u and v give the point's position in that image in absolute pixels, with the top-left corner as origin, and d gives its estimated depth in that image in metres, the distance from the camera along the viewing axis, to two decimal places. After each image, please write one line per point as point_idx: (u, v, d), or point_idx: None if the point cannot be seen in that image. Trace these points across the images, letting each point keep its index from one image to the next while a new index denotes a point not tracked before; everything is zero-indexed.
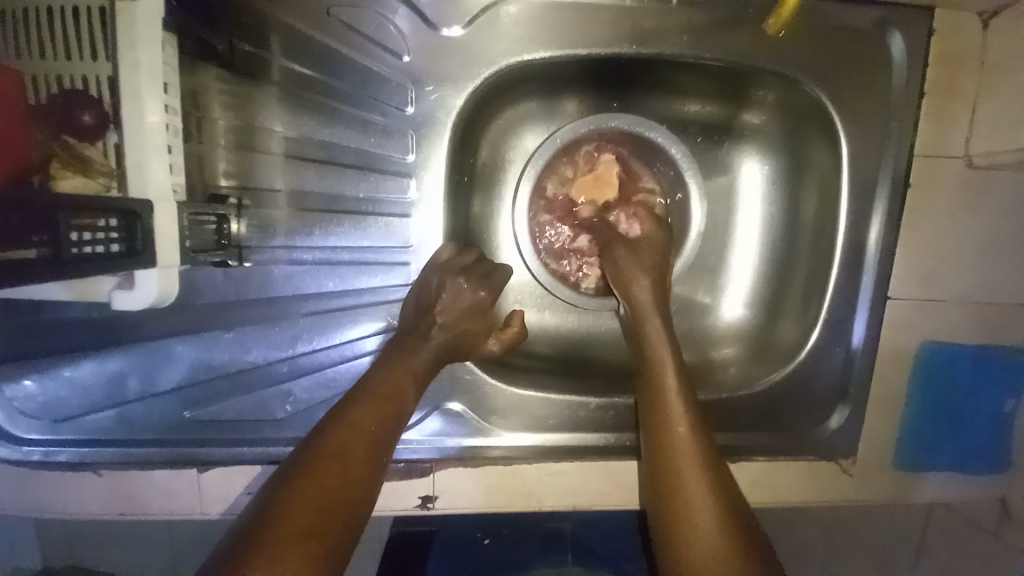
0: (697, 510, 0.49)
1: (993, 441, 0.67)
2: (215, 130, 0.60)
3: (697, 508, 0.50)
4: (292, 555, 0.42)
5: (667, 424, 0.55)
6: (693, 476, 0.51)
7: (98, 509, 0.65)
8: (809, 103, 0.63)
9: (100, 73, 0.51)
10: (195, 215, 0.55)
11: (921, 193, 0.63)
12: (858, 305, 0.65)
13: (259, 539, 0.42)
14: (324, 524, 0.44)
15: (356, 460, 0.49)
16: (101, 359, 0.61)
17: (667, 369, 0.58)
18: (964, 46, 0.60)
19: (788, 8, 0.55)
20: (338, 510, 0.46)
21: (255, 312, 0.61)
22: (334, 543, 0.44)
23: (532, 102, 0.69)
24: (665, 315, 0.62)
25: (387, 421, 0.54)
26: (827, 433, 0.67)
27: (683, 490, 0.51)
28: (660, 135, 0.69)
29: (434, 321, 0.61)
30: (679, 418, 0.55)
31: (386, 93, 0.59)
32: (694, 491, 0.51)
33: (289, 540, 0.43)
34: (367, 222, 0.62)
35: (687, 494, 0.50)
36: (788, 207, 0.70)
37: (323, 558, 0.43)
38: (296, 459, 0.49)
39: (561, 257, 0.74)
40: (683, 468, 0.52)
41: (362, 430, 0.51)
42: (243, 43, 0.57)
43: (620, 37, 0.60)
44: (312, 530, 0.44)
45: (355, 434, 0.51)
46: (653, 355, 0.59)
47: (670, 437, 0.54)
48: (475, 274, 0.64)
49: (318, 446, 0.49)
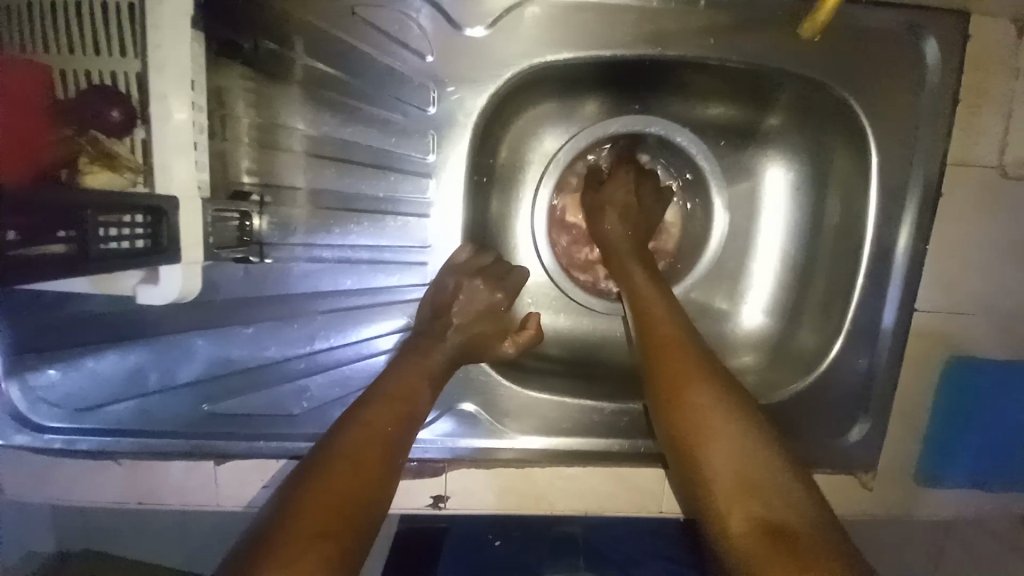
0: (729, 475, 0.47)
1: (1014, 455, 0.65)
2: (238, 128, 0.60)
3: (729, 473, 0.47)
4: (310, 553, 0.42)
5: (694, 409, 0.51)
6: (723, 441, 0.48)
7: (115, 499, 0.68)
8: (836, 108, 0.62)
9: (128, 70, 0.52)
10: (217, 211, 0.55)
11: (948, 202, 0.62)
12: (883, 316, 0.64)
13: (276, 539, 0.43)
14: (339, 527, 0.44)
15: (370, 463, 0.49)
16: (122, 351, 0.62)
17: (683, 358, 0.55)
18: (997, 53, 0.59)
19: (827, 10, 0.53)
20: (352, 513, 0.46)
21: (274, 308, 0.62)
22: (349, 544, 0.44)
23: (552, 103, 0.69)
24: (669, 298, 0.61)
25: (401, 424, 0.54)
26: (847, 445, 0.66)
27: (709, 462, 0.48)
28: (660, 130, 0.69)
29: (450, 322, 0.61)
30: (705, 400, 0.51)
31: (406, 92, 0.59)
32: (729, 470, 0.47)
33: (306, 540, 0.43)
34: (385, 220, 0.62)
35: (721, 476, 0.47)
36: (812, 214, 0.69)
37: (339, 558, 0.43)
38: (311, 462, 0.49)
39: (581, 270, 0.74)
40: (708, 436, 0.49)
41: (377, 433, 0.51)
42: (268, 41, 0.57)
43: (643, 39, 0.59)
44: (328, 532, 0.44)
45: (370, 437, 0.51)
46: (665, 344, 0.56)
47: (694, 424, 0.50)
48: (492, 275, 0.64)
49: (332, 449, 0.50)
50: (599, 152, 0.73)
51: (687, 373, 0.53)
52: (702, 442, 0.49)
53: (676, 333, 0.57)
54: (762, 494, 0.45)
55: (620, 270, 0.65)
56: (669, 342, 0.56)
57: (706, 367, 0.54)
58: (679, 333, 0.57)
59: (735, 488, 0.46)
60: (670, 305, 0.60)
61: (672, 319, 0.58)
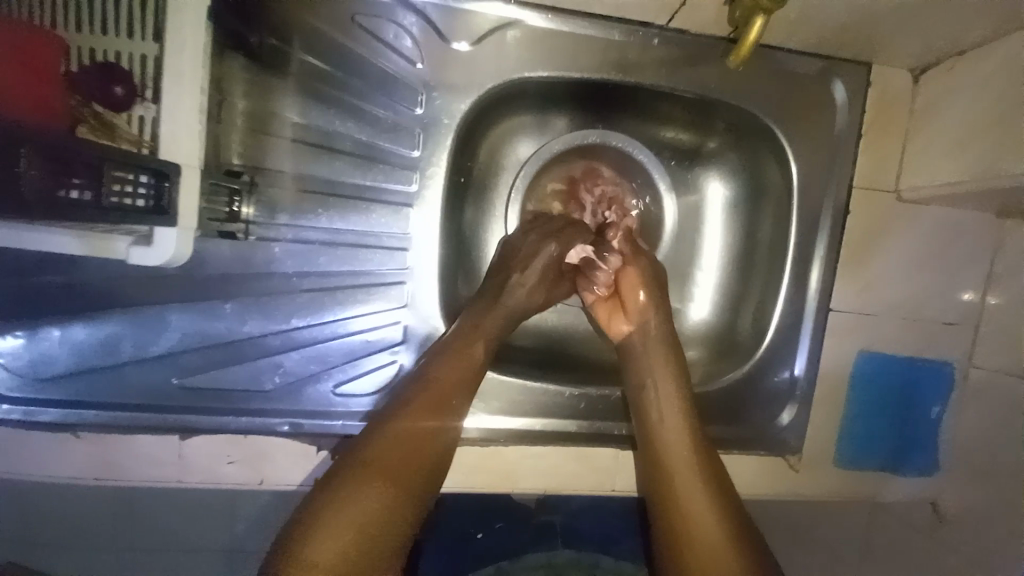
0: (699, 509, 0.60)
1: (921, 443, 0.75)
2: (233, 112, 0.64)
3: (699, 506, 0.60)
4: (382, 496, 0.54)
5: (687, 503, 0.61)
6: (692, 483, 0.62)
7: (72, 473, 0.63)
8: (763, 133, 0.72)
9: (140, 51, 0.56)
10: (213, 185, 0.61)
11: (858, 219, 0.72)
12: (806, 312, 0.74)
13: (352, 487, 0.54)
14: (395, 503, 0.54)
15: (425, 447, 0.59)
16: (96, 321, 0.63)
17: (691, 473, 0.62)
18: (893, 98, 0.71)
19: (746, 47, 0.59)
20: (407, 490, 0.56)
21: (255, 285, 0.64)
22: (406, 519, 0.55)
23: (527, 116, 0.76)
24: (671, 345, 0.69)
25: (458, 389, 0.63)
26: (778, 427, 0.74)
27: (679, 493, 0.61)
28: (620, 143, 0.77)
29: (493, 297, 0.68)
30: (686, 456, 0.63)
31: (396, 95, 0.66)
32: (701, 508, 0.60)
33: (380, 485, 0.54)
34: (370, 208, 0.66)
35: (694, 514, 0.60)
36: (747, 225, 0.78)
37: (393, 531, 0.54)
38: (381, 422, 0.59)
39: (609, 321, 0.73)
40: (680, 474, 0.62)
41: (435, 396, 0.61)
42: (270, 38, 0.63)
43: (607, 65, 0.68)
44: (383, 503, 0.54)
45: (429, 400, 0.61)
46: (669, 457, 0.63)
47: (687, 517, 0.60)
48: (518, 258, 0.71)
49: (391, 432, 0.58)
50: (561, 164, 0.80)
51: (680, 474, 0.62)
52: (691, 544, 0.59)
53: (675, 400, 0.66)
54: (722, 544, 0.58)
55: (644, 345, 0.69)
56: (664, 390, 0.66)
57: (686, 413, 0.65)
58: (675, 381, 0.66)
59: (705, 525, 0.59)
60: (677, 400, 0.66)
61: (676, 421, 0.65)
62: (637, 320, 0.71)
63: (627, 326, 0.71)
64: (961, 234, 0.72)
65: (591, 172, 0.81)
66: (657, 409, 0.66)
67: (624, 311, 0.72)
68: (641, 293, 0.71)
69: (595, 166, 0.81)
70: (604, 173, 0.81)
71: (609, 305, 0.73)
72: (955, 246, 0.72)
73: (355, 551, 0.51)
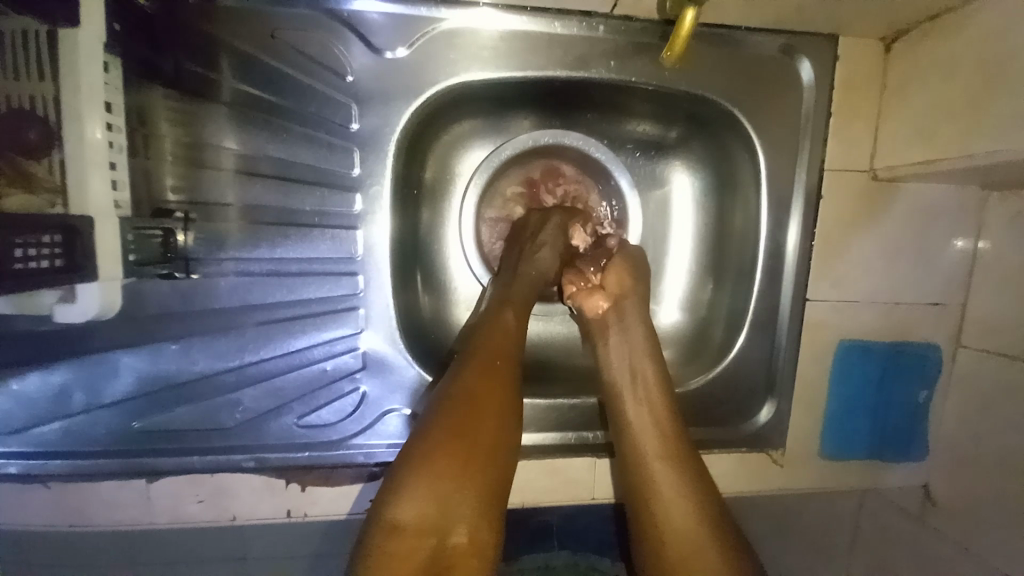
0: (678, 506, 0.56)
1: (907, 430, 0.73)
2: (162, 146, 0.62)
3: (676, 504, 0.56)
4: (458, 472, 0.51)
5: (663, 500, 0.57)
6: (670, 479, 0.57)
7: (43, 521, 0.65)
8: (727, 120, 0.68)
9: (44, 92, 0.51)
10: (138, 228, 0.58)
11: (831, 203, 0.68)
12: (780, 305, 0.70)
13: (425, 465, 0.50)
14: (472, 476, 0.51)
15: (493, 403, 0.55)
16: (46, 371, 0.61)
17: (669, 468, 0.58)
18: (864, 72, 0.66)
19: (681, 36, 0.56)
20: (483, 465, 0.52)
21: (202, 323, 0.63)
22: (490, 478, 0.52)
23: (478, 119, 0.72)
24: (650, 331, 0.65)
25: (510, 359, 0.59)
26: (756, 426, 0.72)
27: (655, 490, 0.57)
28: (575, 141, 0.74)
29: (514, 265, 0.70)
30: (662, 451, 0.59)
31: (329, 110, 0.62)
32: (680, 506, 0.56)
33: (455, 461, 0.51)
34: (313, 233, 0.64)
35: (671, 513, 0.56)
36: (717, 216, 0.75)
37: (478, 490, 0.51)
38: (443, 396, 0.55)
39: (585, 295, 0.67)
40: (656, 470, 0.58)
41: (494, 369, 0.57)
42: (192, 64, 0.59)
43: (553, 60, 0.64)
44: (458, 462, 0.51)
45: (489, 373, 0.57)
46: (655, 480, 0.58)
47: (665, 516, 0.56)
48: (525, 232, 0.73)
49: (456, 402, 0.54)
50: (519, 166, 0.76)
51: (658, 470, 0.58)
52: (670, 541, 0.55)
53: (654, 386, 0.62)
54: (703, 542, 0.54)
55: (624, 333, 0.65)
56: (642, 378, 0.62)
57: (665, 404, 0.61)
58: (653, 368, 0.63)
59: (684, 523, 0.55)
60: (655, 392, 0.61)
61: (654, 415, 0.60)
62: (613, 304, 0.66)
63: (605, 302, 0.66)
64: (942, 212, 0.68)
65: (552, 168, 0.78)
66: (634, 400, 0.62)
67: (602, 287, 0.67)
68: (625, 274, 0.67)
69: (555, 165, 0.77)
70: (565, 172, 0.78)
71: (585, 287, 0.68)
72: (937, 227, 0.69)
73: (439, 509, 0.49)
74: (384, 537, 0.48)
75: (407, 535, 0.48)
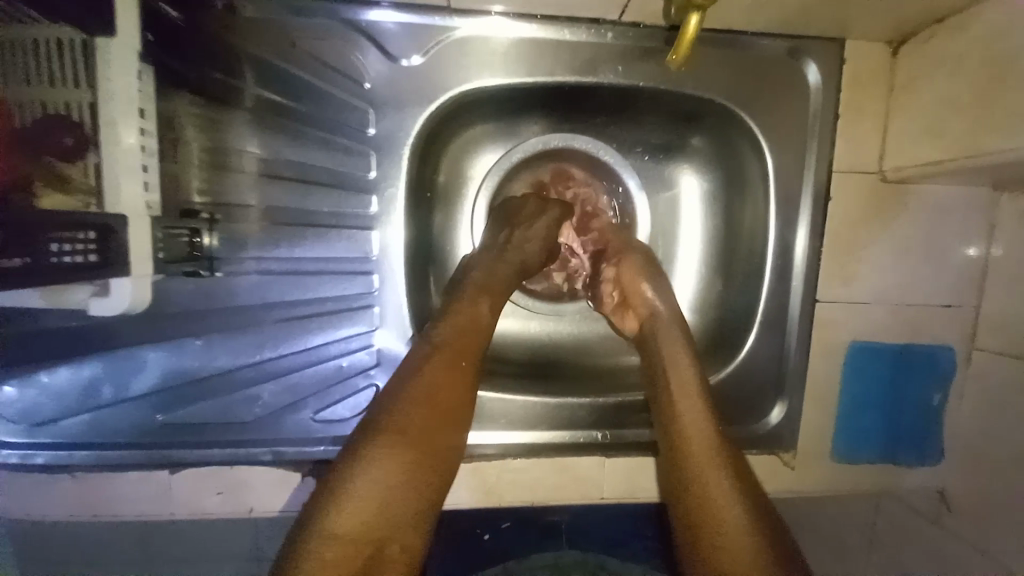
0: (727, 508, 0.50)
1: (922, 432, 0.72)
2: (188, 151, 0.64)
3: (725, 507, 0.50)
4: (407, 476, 0.48)
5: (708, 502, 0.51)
6: (716, 479, 0.52)
7: (68, 511, 0.68)
8: (733, 123, 0.69)
9: (81, 99, 0.55)
10: (167, 228, 0.61)
11: (840, 204, 0.69)
12: (789, 306, 0.71)
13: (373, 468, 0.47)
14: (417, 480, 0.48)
15: (444, 402, 0.54)
16: (75, 365, 0.64)
17: (713, 466, 0.53)
18: (870, 74, 0.67)
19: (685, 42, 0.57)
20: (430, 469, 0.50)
21: (224, 320, 0.65)
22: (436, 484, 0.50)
23: (490, 124, 0.75)
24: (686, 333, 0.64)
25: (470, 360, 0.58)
26: (767, 426, 0.73)
27: (700, 489, 0.52)
28: (584, 144, 0.75)
29: (503, 245, 0.69)
30: (705, 448, 0.54)
31: (346, 115, 0.64)
32: (730, 508, 0.50)
33: (405, 464, 0.48)
34: (330, 233, 0.66)
35: (721, 516, 0.49)
36: (726, 218, 0.76)
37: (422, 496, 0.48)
38: (398, 393, 0.53)
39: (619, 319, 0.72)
40: (702, 468, 0.53)
41: (454, 370, 0.56)
42: (217, 72, 0.62)
43: (562, 66, 0.66)
44: (408, 465, 0.48)
45: (450, 374, 0.55)
46: (699, 480, 0.52)
47: (714, 520, 0.49)
48: (524, 215, 0.72)
49: (411, 401, 0.52)
50: (529, 169, 0.78)
51: (703, 468, 0.53)
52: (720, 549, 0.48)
53: (692, 378, 0.59)
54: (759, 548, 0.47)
55: (644, 343, 0.66)
56: (680, 373, 0.60)
57: (706, 401, 0.58)
58: (690, 364, 0.61)
59: (735, 528, 0.49)
60: (695, 389, 0.58)
61: (696, 412, 0.57)
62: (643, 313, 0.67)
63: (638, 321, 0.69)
64: (953, 212, 0.68)
65: (557, 169, 0.79)
66: (672, 398, 0.59)
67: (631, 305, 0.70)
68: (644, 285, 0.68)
69: (564, 167, 0.79)
70: (575, 175, 0.79)
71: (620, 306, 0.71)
72: (947, 226, 0.69)
73: (382, 516, 0.46)
74: (321, 545, 0.43)
75: (345, 544, 0.44)
